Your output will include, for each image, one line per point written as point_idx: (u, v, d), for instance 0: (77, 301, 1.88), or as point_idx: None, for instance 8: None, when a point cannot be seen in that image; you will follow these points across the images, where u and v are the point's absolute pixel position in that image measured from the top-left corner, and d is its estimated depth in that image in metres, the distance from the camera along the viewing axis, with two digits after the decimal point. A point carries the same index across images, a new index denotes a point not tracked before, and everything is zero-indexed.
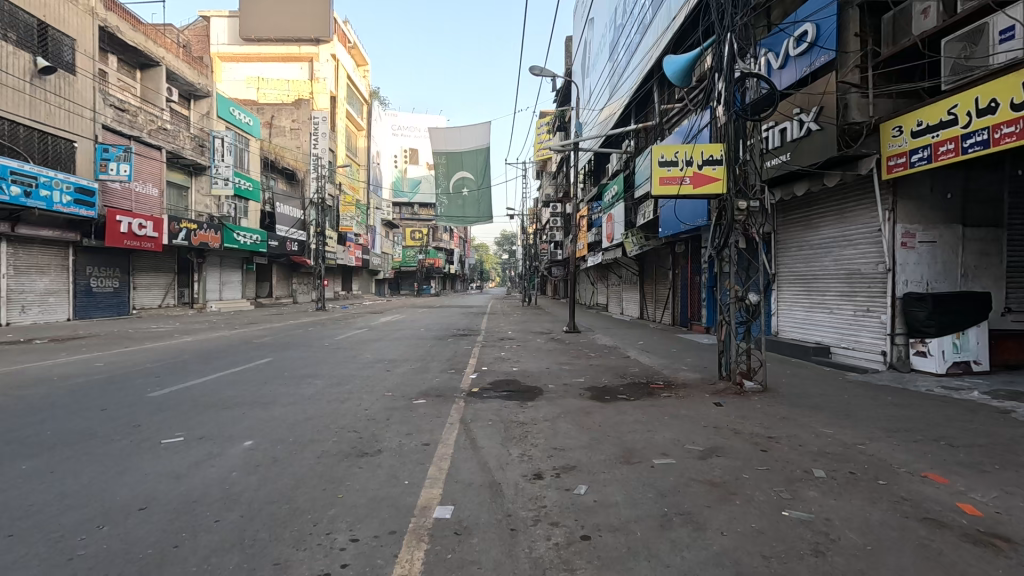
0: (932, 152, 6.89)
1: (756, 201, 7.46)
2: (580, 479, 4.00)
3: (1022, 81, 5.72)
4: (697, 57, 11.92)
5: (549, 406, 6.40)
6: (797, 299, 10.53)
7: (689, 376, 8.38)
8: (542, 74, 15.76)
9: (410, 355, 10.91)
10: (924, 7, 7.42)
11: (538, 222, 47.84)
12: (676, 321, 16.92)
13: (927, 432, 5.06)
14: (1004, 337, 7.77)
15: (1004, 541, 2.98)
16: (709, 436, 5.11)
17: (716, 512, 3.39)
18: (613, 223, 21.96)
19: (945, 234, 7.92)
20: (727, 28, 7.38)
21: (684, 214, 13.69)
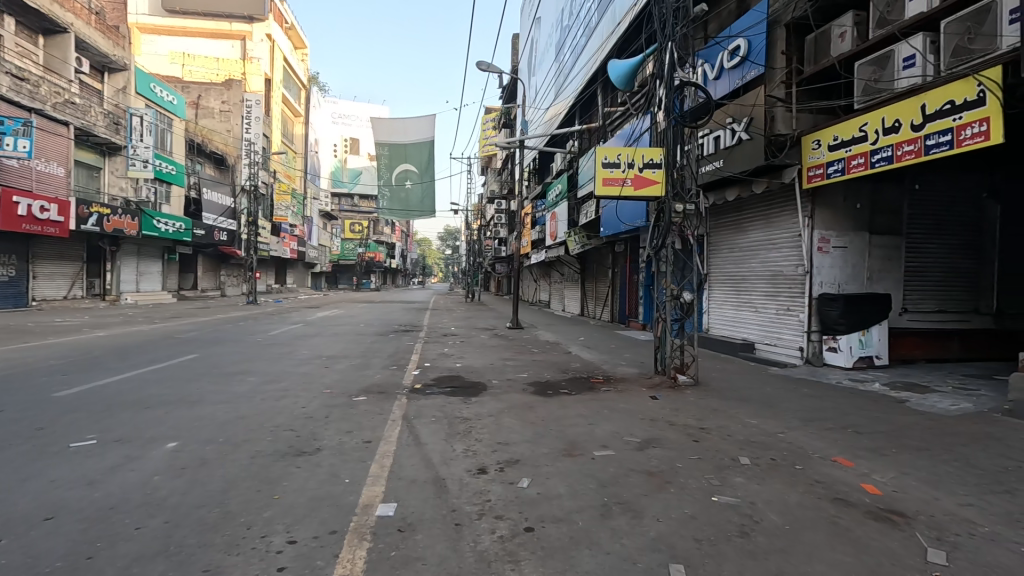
0: (845, 165, 7.54)
1: (692, 204, 7.85)
2: (523, 473, 4.07)
3: (920, 104, 6.40)
4: (639, 63, 12.35)
5: (493, 401, 6.44)
6: (726, 299, 11.19)
7: (628, 371, 8.70)
8: (489, 70, 15.75)
9: (350, 350, 10.60)
10: (842, 31, 8.06)
11: (482, 218, 47.75)
12: (615, 318, 17.50)
13: (838, 420, 5.56)
14: (901, 333, 8.65)
15: (899, 516, 3.33)
16: (646, 428, 5.34)
17: (652, 500, 3.55)
18: (556, 222, 22.32)
19: (855, 240, 8.69)
20: (668, 37, 7.70)
21: (625, 215, 14.18)
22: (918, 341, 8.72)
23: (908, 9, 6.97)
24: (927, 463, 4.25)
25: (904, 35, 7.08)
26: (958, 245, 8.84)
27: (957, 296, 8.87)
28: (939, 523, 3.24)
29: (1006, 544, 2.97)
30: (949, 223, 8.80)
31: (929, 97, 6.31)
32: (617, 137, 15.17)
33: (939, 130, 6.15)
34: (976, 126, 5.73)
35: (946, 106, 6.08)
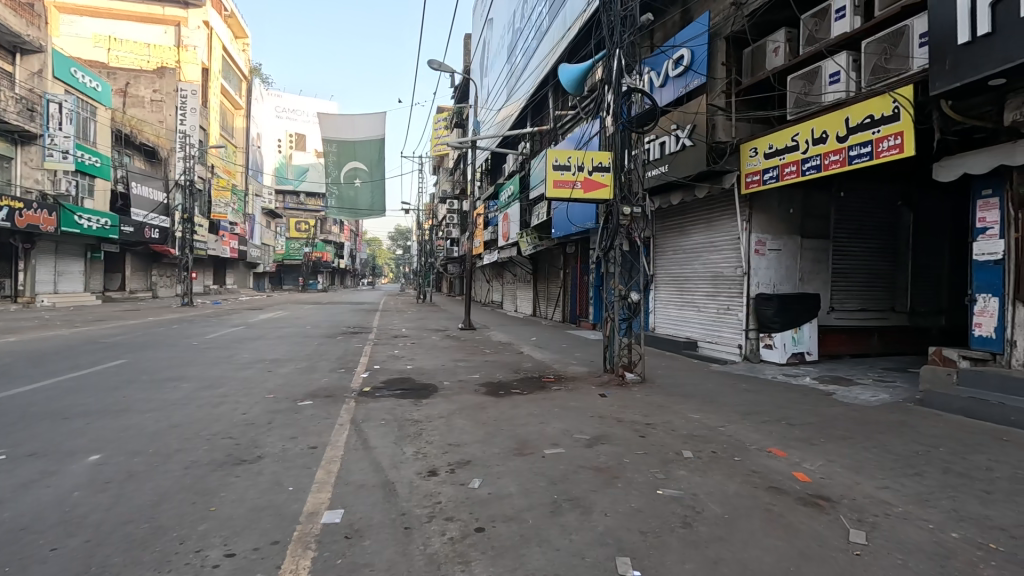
0: (780, 172, 8.00)
1: (639, 207, 8.11)
2: (475, 473, 4.06)
3: (844, 117, 6.89)
4: (589, 69, 12.62)
5: (444, 403, 6.39)
6: (671, 299, 11.61)
7: (578, 369, 8.87)
8: (440, 69, 15.60)
9: (295, 354, 10.21)
10: (776, 47, 8.55)
11: (434, 218, 47.20)
12: (566, 318, 17.77)
13: (773, 413, 5.89)
14: (829, 330, 9.27)
15: (825, 501, 3.58)
16: (595, 425, 5.46)
17: (601, 495, 3.64)
18: (508, 223, 22.45)
19: (788, 243, 9.24)
20: (616, 44, 7.90)
21: (575, 217, 14.45)
22: (844, 337, 9.38)
23: (833, 29, 7.52)
24: (850, 451, 4.58)
25: (830, 53, 7.61)
26: (878, 248, 9.57)
27: (877, 295, 9.61)
28: (860, 505, 3.50)
29: (917, 522, 3.25)
30: (870, 228, 9.51)
31: (852, 111, 6.80)
32: (568, 140, 15.43)
33: (861, 142, 6.64)
34: (892, 139, 6.23)
35: (867, 119, 6.57)
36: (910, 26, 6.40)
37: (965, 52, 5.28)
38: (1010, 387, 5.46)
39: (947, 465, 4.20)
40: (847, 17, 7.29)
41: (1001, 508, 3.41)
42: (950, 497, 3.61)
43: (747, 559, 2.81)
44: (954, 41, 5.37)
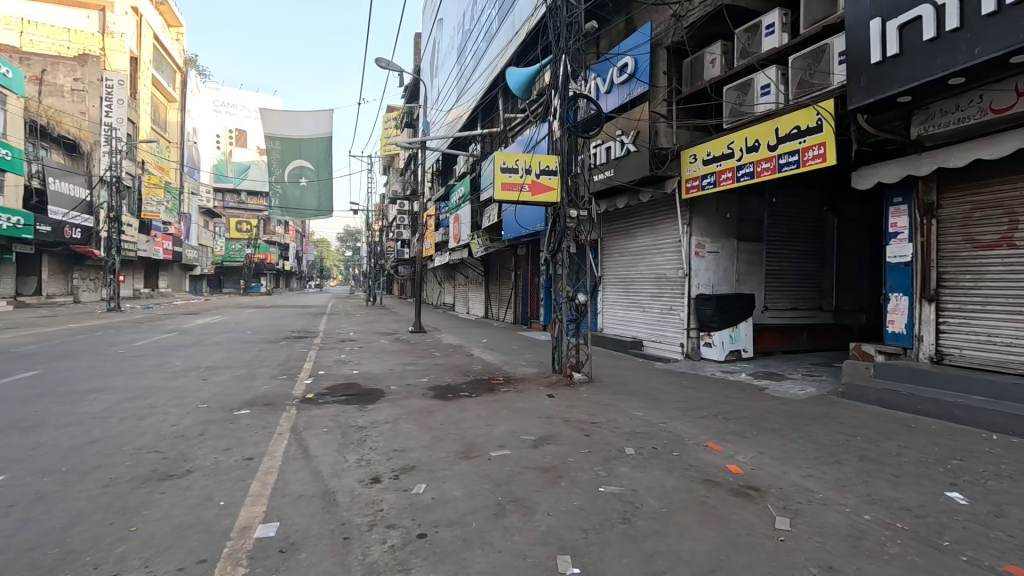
0: (717, 178, 8.38)
1: (585, 210, 8.30)
2: (419, 479, 4.01)
3: (774, 127, 7.32)
4: (536, 73, 12.81)
5: (391, 408, 6.28)
6: (618, 299, 11.92)
7: (527, 371, 8.94)
8: (388, 68, 15.32)
9: (233, 360, 9.74)
10: (713, 58, 8.96)
11: (384, 219, 46.32)
12: (518, 319, 17.88)
13: (710, 409, 6.16)
14: (763, 329, 9.80)
15: (755, 491, 3.77)
16: (542, 426, 5.52)
17: (545, 495, 3.68)
18: (459, 224, 22.36)
19: (726, 246, 9.69)
20: (562, 49, 8.03)
21: (525, 219, 14.57)
22: (776, 335, 9.94)
23: (763, 44, 7.96)
24: (779, 442, 4.86)
25: (761, 66, 8.05)
26: (807, 250, 10.18)
27: (806, 295, 10.23)
28: (786, 494, 3.72)
29: (836, 507, 3.48)
30: (800, 232, 10.11)
31: (781, 122, 7.22)
32: (517, 143, 15.55)
33: (790, 151, 7.07)
34: (816, 148, 6.67)
35: (794, 130, 7.00)
36: (830, 45, 6.87)
37: (877, 71, 5.72)
38: (918, 379, 5.96)
39: (863, 452, 4.53)
40: (776, 33, 7.76)
41: (907, 490, 3.72)
42: (864, 481, 3.90)
43: (681, 551, 2.92)
44: (867, 60, 5.82)
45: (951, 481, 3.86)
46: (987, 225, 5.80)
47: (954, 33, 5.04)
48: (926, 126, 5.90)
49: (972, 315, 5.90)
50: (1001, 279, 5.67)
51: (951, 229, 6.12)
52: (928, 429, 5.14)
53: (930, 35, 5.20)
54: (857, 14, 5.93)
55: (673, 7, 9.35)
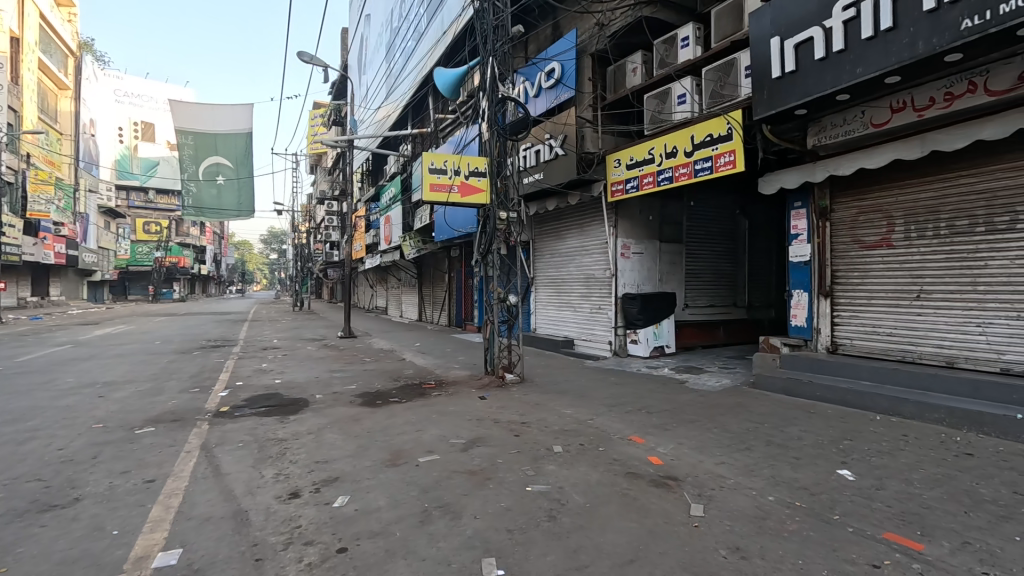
0: (639, 182, 8.74)
1: (515, 212, 8.32)
2: (342, 490, 3.84)
3: (690, 135, 7.75)
4: (465, 74, 12.79)
5: (314, 417, 6.01)
6: (550, 300, 12.13)
7: (460, 374, 8.89)
8: (311, 63, 14.66)
9: (136, 374, 8.92)
10: (634, 67, 9.35)
11: (311, 220, 44.40)
12: (452, 322, 17.77)
13: (635, 403, 6.41)
14: (684, 325, 10.36)
15: (673, 480, 3.96)
16: (472, 428, 5.50)
17: (472, 498, 3.66)
18: (391, 226, 21.86)
19: (649, 247, 10.13)
20: (490, 52, 8.04)
21: (457, 222, 14.50)
22: (696, 331, 10.54)
23: (679, 55, 8.42)
24: (696, 432, 5.14)
25: (678, 77, 8.51)
26: (722, 250, 10.86)
27: (723, 292, 10.91)
28: (700, 481, 3.94)
29: (744, 491, 3.73)
30: (715, 233, 10.76)
31: (696, 130, 7.66)
32: (448, 144, 15.44)
33: (704, 157, 7.51)
34: (727, 156, 7.13)
35: (708, 138, 7.45)
36: (738, 60, 7.37)
37: (778, 85, 6.21)
38: (817, 368, 6.53)
39: (770, 438, 4.89)
40: (691, 45, 8.22)
41: (806, 470, 4.05)
42: (769, 465, 4.20)
43: (603, 543, 3.00)
44: (769, 75, 6.31)
45: (842, 460, 4.25)
46: (870, 228, 6.44)
47: (840, 53, 5.56)
48: (820, 138, 6.49)
49: (860, 308, 6.53)
50: (882, 276, 6.32)
51: (841, 232, 6.76)
52: (825, 414, 5.64)
53: (821, 55, 5.71)
54: (760, 31, 6.40)
55: (597, 16, 9.68)
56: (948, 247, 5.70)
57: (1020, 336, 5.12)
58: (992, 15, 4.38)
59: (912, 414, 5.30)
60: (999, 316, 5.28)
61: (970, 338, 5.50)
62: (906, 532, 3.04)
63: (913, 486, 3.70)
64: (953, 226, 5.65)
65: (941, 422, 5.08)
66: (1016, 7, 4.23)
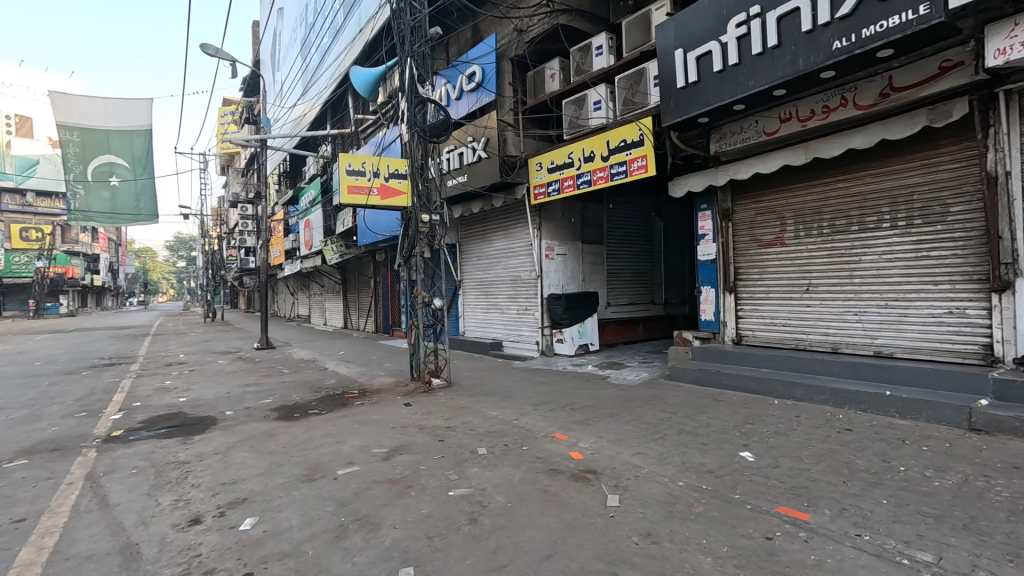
0: (560, 186, 8.96)
1: (437, 215, 8.20)
2: (249, 512, 3.60)
3: (605, 139, 8.06)
4: (384, 74, 12.51)
5: (223, 436, 5.60)
6: (477, 303, 12.12)
7: (385, 381, 8.65)
8: (216, 55, 13.65)
9: (8, 400, 7.84)
10: (552, 73, 9.58)
11: (222, 224, 41.40)
12: (378, 328, 17.30)
13: (560, 401, 6.56)
14: (607, 323, 10.74)
15: (592, 473, 4.09)
16: (395, 436, 5.37)
17: (391, 508, 3.56)
18: (311, 230, 20.91)
19: (572, 248, 10.41)
20: (407, 53, 7.89)
21: (381, 225, 14.16)
22: (618, 328, 10.96)
23: (594, 63, 8.75)
24: (615, 426, 5.35)
25: (593, 84, 8.83)
26: (640, 251, 11.39)
27: (642, 290, 11.44)
28: (617, 472, 4.10)
29: (657, 478, 3.92)
30: (633, 234, 11.27)
31: (611, 136, 7.99)
32: (370, 145, 15.03)
33: (619, 162, 7.85)
34: (640, 160, 7.51)
35: (622, 143, 7.80)
36: (647, 69, 7.77)
37: (682, 94, 6.62)
38: (724, 358, 7.02)
39: (681, 426, 5.18)
40: (604, 54, 8.58)
41: (712, 455, 4.33)
42: (680, 452, 4.45)
43: (522, 541, 3.04)
44: (675, 84, 6.71)
45: (744, 443, 4.58)
46: (766, 228, 7.02)
47: (735, 67, 6.01)
48: (721, 144, 7.00)
49: (760, 302, 7.11)
50: (777, 272, 6.91)
51: (742, 232, 7.32)
52: (731, 401, 6.08)
53: (719, 67, 6.15)
54: (665, 43, 6.80)
55: (515, 21, 9.82)
56: (830, 245, 6.33)
57: (889, 322, 5.78)
58: (856, 38, 4.94)
59: (803, 397, 5.83)
60: (872, 306, 5.93)
61: (850, 326, 6.14)
62: (796, 505, 3.33)
63: (803, 461, 4.06)
64: (833, 225, 6.28)
65: (827, 402, 5.62)
66: (875, 31, 4.81)
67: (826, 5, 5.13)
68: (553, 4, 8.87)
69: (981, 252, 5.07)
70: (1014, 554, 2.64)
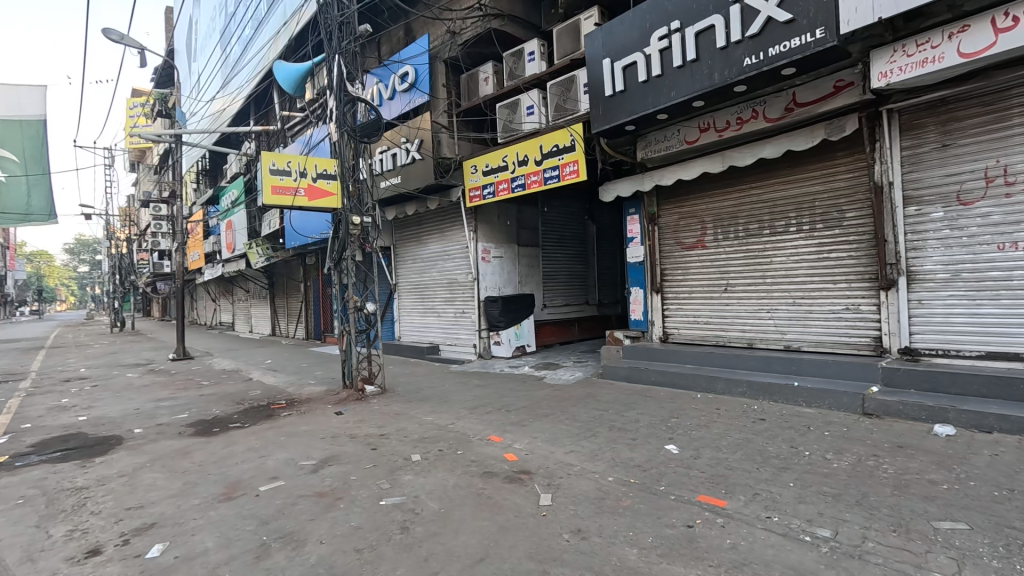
0: (495, 189, 9.01)
1: (369, 217, 7.99)
2: (158, 538, 3.32)
3: (539, 144, 8.21)
4: (310, 70, 12.04)
5: (130, 457, 5.13)
6: (414, 306, 11.91)
7: (315, 390, 8.29)
8: (122, 42, 12.52)
9: None
10: (486, 77, 9.64)
11: (132, 226, 38.06)
12: (309, 334, 16.57)
13: (496, 404, 6.58)
14: (544, 324, 10.91)
15: (525, 474, 4.13)
16: (325, 447, 5.17)
17: (319, 523, 3.42)
18: (233, 232, 19.69)
19: (508, 251, 10.50)
20: (335, 50, 7.61)
21: (311, 227, 13.60)
22: (555, 329, 11.15)
23: (527, 68, 8.88)
24: (550, 425, 5.44)
25: (525, 89, 8.96)
26: (574, 253, 11.68)
27: (577, 292, 11.72)
28: (550, 471, 4.17)
29: (588, 475, 4.02)
30: (567, 237, 11.53)
31: (544, 140, 8.15)
32: (297, 144, 14.40)
33: (552, 166, 8.01)
34: (572, 165, 7.71)
35: (554, 148, 7.97)
36: (576, 77, 7.96)
37: (611, 101, 6.86)
38: (652, 355, 7.35)
39: (612, 423, 5.35)
40: (536, 60, 8.73)
41: (640, 449, 4.51)
42: (610, 448, 4.60)
43: (454, 547, 3.01)
44: (603, 93, 6.95)
45: (669, 436, 4.81)
46: (688, 231, 7.42)
47: (658, 78, 6.31)
48: (647, 151, 7.32)
49: (684, 301, 7.50)
50: (699, 273, 7.31)
51: (666, 235, 7.70)
52: (659, 396, 6.35)
53: (643, 78, 6.43)
54: (593, 52, 7.02)
55: (448, 24, 9.79)
56: (745, 247, 6.78)
57: (797, 318, 6.28)
58: (763, 56, 5.35)
59: (723, 390, 6.20)
60: (782, 303, 6.42)
61: (763, 322, 6.61)
62: (715, 493, 3.53)
63: (721, 451, 4.32)
64: (748, 229, 6.74)
65: (744, 394, 6.01)
66: (780, 51, 5.23)
67: (737, 24, 5.50)
68: (485, 8, 8.94)
69: (871, 254, 5.63)
70: (898, 525, 2.95)
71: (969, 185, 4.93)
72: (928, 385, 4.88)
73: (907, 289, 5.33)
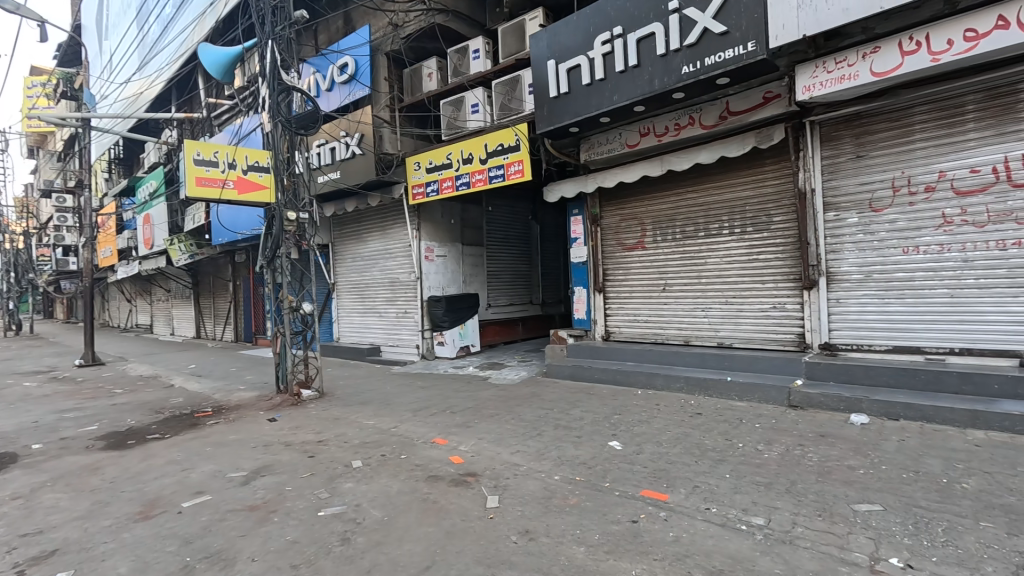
0: (438, 186, 8.85)
1: (306, 212, 7.59)
2: (60, 566, 2.97)
3: (483, 142, 8.15)
4: (240, 56, 11.30)
5: (26, 476, 4.57)
6: (353, 307, 11.49)
7: (246, 396, 7.79)
8: (18, 12, 11.20)
9: None
10: (430, 72, 9.47)
11: (30, 218, 34.26)
12: (239, 337, 15.61)
13: (441, 405, 6.45)
14: (488, 324, 10.87)
15: (472, 476, 4.06)
16: (257, 456, 4.85)
17: (250, 539, 3.19)
18: (152, 227, 18.18)
19: (452, 250, 10.35)
20: (268, 35, 7.17)
21: (242, 222, 12.80)
22: (499, 329, 11.13)
23: (472, 66, 8.80)
24: (496, 426, 5.40)
25: (470, 87, 8.88)
26: (518, 253, 11.72)
27: (521, 291, 11.77)
28: (497, 472, 4.12)
29: (535, 475, 4.02)
30: (511, 237, 11.54)
31: (489, 139, 8.11)
32: (226, 134, 13.51)
33: (497, 165, 7.98)
34: (516, 165, 7.71)
35: (499, 147, 7.94)
36: (521, 77, 7.98)
37: (556, 103, 6.93)
38: (595, 354, 7.50)
39: (557, 422, 5.39)
40: (481, 58, 8.68)
41: (585, 447, 4.56)
42: (556, 447, 4.62)
43: (399, 556, 2.90)
44: (547, 94, 7.00)
45: (613, 433, 4.90)
46: (629, 232, 7.63)
47: (601, 81, 6.43)
48: (590, 154, 7.45)
49: (625, 300, 7.70)
50: (639, 273, 7.54)
51: (609, 236, 7.87)
52: (603, 394, 6.48)
53: (587, 81, 6.53)
54: (538, 52, 7.05)
55: (390, 16, 9.53)
56: (682, 249, 7.05)
57: (729, 316, 6.61)
58: (700, 65, 5.58)
59: (662, 385, 6.42)
60: (716, 302, 6.74)
61: (698, 320, 6.91)
62: (657, 488, 3.62)
63: (662, 446, 4.46)
64: (685, 231, 7.01)
65: (681, 389, 6.24)
66: (715, 61, 5.47)
67: (676, 33, 5.70)
68: (429, 2, 8.77)
69: (796, 256, 6.02)
70: (823, 510, 3.15)
71: (879, 194, 5.37)
72: (845, 377, 5.27)
73: (826, 289, 5.74)
